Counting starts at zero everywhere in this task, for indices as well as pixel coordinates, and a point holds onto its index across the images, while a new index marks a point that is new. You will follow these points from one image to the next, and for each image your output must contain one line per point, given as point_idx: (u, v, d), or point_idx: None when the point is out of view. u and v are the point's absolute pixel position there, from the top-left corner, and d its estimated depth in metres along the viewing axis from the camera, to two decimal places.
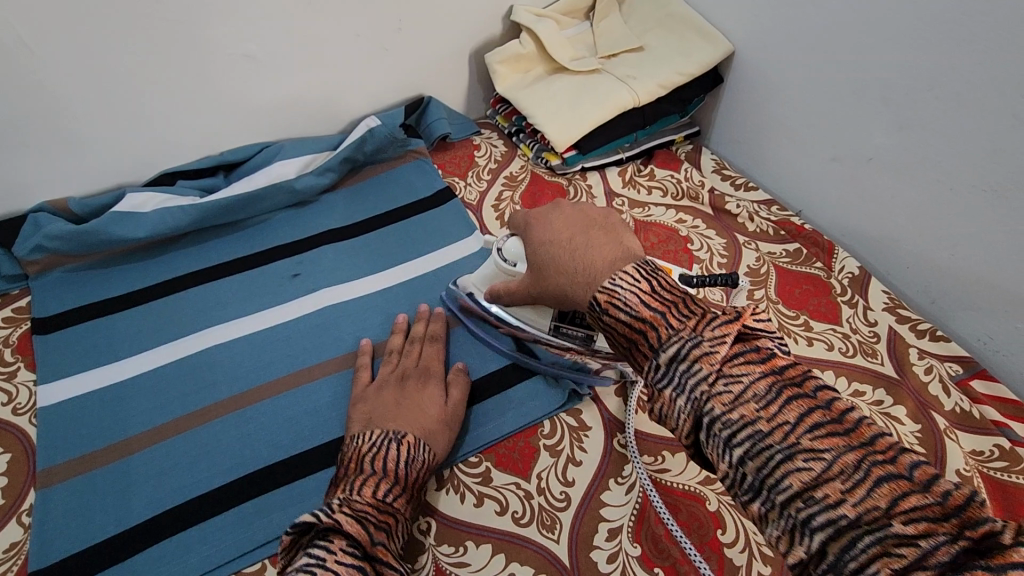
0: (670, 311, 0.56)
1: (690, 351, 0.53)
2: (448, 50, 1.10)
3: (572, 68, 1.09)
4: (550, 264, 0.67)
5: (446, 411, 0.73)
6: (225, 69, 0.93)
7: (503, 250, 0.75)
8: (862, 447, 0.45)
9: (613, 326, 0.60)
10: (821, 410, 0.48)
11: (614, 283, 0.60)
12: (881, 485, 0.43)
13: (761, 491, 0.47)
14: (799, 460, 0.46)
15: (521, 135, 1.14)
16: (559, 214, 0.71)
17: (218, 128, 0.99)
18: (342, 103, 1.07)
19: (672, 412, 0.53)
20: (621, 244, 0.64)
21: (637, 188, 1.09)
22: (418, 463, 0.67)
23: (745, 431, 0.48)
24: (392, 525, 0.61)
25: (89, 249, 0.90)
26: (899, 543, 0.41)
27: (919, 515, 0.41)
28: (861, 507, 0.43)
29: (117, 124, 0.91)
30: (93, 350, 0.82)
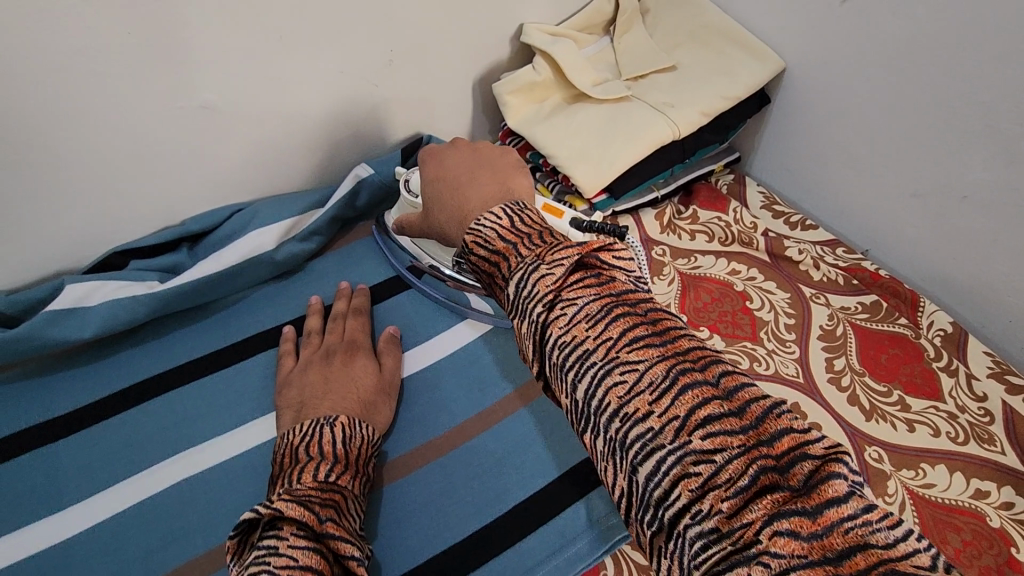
0: (520, 245, 0.53)
1: (529, 278, 0.49)
2: (448, 79, 0.93)
3: (595, 95, 0.92)
4: (438, 202, 0.70)
5: (380, 379, 0.72)
6: (181, 124, 0.76)
7: (409, 183, 0.80)
8: (675, 359, 0.43)
9: (477, 266, 0.57)
10: (645, 324, 0.45)
11: (479, 223, 0.57)
12: (622, 327, 0.45)
13: (589, 415, 0.45)
14: (617, 375, 0.44)
15: (537, 173, 0.98)
16: (454, 154, 0.74)
17: (179, 192, 0.82)
18: (327, 150, 0.90)
19: (519, 343, 0.50)
20: (504, 187, 0.66)
21: (677, 234, 0.93)
22: (359, 437, 0.64)
23: (576, 352, 0.46)
24: (343, 503, 0.58)
25: (18, 358, 0.72)
26: (698, 462, 0.39)
27: (785, 508, 0.36)
28: (677, 433, 0.40)
29: (47, 199, 0.74)
30: (31, 497, 0.65)
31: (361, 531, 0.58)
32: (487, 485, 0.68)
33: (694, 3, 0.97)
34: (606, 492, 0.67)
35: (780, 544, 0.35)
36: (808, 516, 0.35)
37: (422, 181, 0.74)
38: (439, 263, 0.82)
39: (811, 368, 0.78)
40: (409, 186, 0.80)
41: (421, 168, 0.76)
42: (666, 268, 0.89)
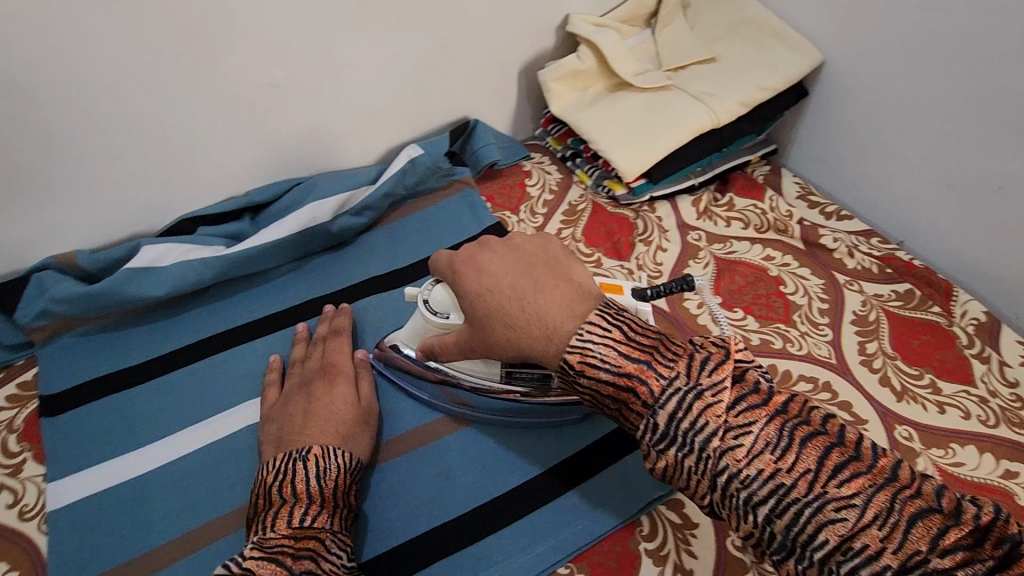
0: (656, 358, 0.50)
1: (691, 407, 0.47)
2: (496, 67, 0.98)
3: (637, 84, 0.95)
4: (497, 320, 0.57)
5: (358, 405, 0.71)
6: (249, 100, 0.82)
7: (430, 301, 0.66)
8: (874, 478, 0.43)
9: (594, 387, 0.52)
10: (829, 442, 0.45)
11: (583, 337, 0.52)
12: (812, 451, 0.45)
13: (795, 549, 0.44)
14: (830, 512, 0.43)
15: (577, 159, 1.02)
16: (493, 254, 0.61)
17: (243, 165, 0.87)
18: (379, 131, 0.95)
19: (680, 475, 0.48)
20: (573, 285, 0.57)
21: (713, 220, 0.96)
22: (337, 468, 0.62)
23: (769, 487, 0.44)
24: (320, 544, 0.55)
25: (99, 311, 0.78)
26: (838, 509, 0.43)
27: (953, 544, 0.40)
28: (809, 485, 0.44)
29: (127, 166, 0.80)
30: (109, 436, 0.71)
31: (350, 564, 0.57)
32: (529, 447, 0.73)
33: None
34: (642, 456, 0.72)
35: None
36: None
37: (462, 298, 0.60)
38: (483, 381, 0.70)
39: (843, 350, 0.81)
40: (432, 306, 0.66)
41: (451, 281, 0.62)
42: (702, 252, 0.92)
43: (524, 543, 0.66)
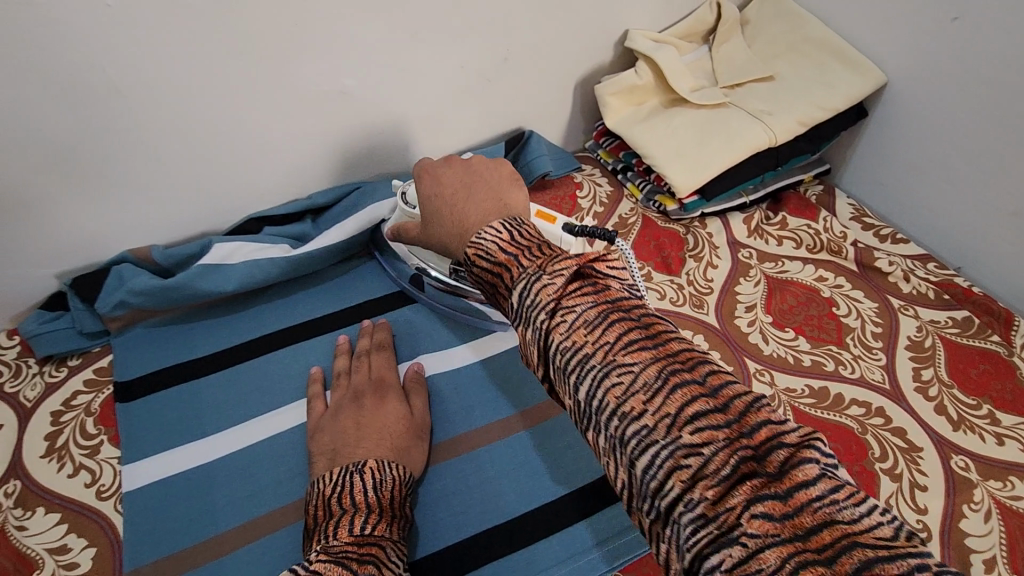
0: (521, 255, 0.53)
1: (533, 288, 0.49)
2: (553, 79, 0.99)
3: (694, 101, 0.96)
4: (434, 216, 0.68)
5: (409, 420, 0.73)
6: (320, 106, 0.85)
7: (406, 194, 0.82)
8: (736, 439, 0.39)
9: (480, 277, 0.56)
10: (706, 398, 0.41)
11: (480, 237, 0.56)
12: (681, 398, 0.41)
13: (649, 497, 0.41)
14: (681, 458, 0.40)
15: (629, 172, 1.03)
16: (448, 169, 0.70)
17: (309, 168, 0.91)
18: (437, 139, 0.97)
19: (525, 346, 0.50)
20: (502, 204, 0.64)
21: (765, 238, 0.96)
22: (392, 479, 0.63)
23: (632, 425, 0.42)
24: (383, 551, 0.54)
25: (172, 304, 0.82)
26: (687, 455, 0.40)
27: (761, 493, 0.37)
28: (669, 429, 0.41)
29: (205, 166, 0.84)
30: (179, 423, 0.75)
31: None
32: (578, 456, 0.75)
33: (796, 16, 1.00)
34: None
35: None
36: (823, 563, 0.33)
37: (422, 203, 0.70)
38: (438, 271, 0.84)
39: (898, 375, 0.80)
40: (407, 198, 0.82)
41: (414, 183, 0.72)
42: (753, 270, 0.92)
43: (574, 551, 0.67)
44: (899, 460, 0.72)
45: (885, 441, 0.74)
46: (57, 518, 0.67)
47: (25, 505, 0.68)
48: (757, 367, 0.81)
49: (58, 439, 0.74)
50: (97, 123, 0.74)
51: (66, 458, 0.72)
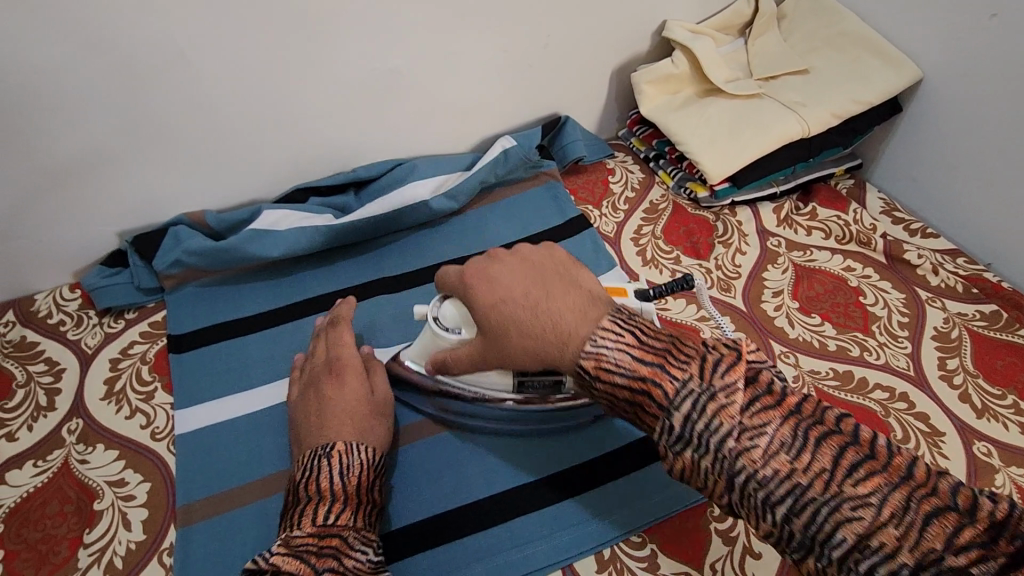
0: (667, 360, 0.53)
1: (703, 409, 0.50)
2: (591, 67, 1.02)
3: (728, 91, 0.98)
4: (511, 333, 0.59)
5: (372, 399, 0.70)
6: (369, 83, 0.89)
7: (441, 317, 0.66)
8: (837, 442, 0.48)
9: (610, 391, 0.55)
10: (830, 435, 0.48)
11: (596, 344, 0.55)
12: (824, 450, 0.48)
13: (814, 547, 0.46)
14: (846, 510, 0.45)
15: (661, 160, 1.06)
16: (505, 268, 0.62)
17: (354, 144, 0.95)
18: (477, 121, 1.01)
19: (696, 476, 0.51)
20: (583, 291, 0.59)
21: (793, 228, 0.97)
22: (360, 464, 0.63)
23: (786, 486, 0.47)
24: (343, 542, 0.57)
25: (223, 265, 0.87)
26: (855, 508, 0.45)
27: (969, 542, 0.42)
28: (825, 485, 0.46)
29: (260, 137, 0.88)
30: (227, 375, 0.79)
31: (373, 561, 0.58)
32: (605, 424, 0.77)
33: (833, 10, 1.02)
34: None
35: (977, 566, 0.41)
36: (978, 532, 0.42)
37: (474, 312, 0.61)
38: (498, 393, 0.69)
39: (923, 363, 0.81)
40: (443, 323, 0.66)
41: (460, 292, 0.63)
42: (781, 257, 0.94)
43: (599, 511, 0.69)
44: (921, 443, 0.73)
45: (908, 424, 0.75)
46: (115, 455, 0.72)
47: (87, 441, 0.73)
48: (782, 349, 0.83)
49: (116, 383, 0.79)
50: (165, 91, 0.79)
51: (123, 401, 0.77)
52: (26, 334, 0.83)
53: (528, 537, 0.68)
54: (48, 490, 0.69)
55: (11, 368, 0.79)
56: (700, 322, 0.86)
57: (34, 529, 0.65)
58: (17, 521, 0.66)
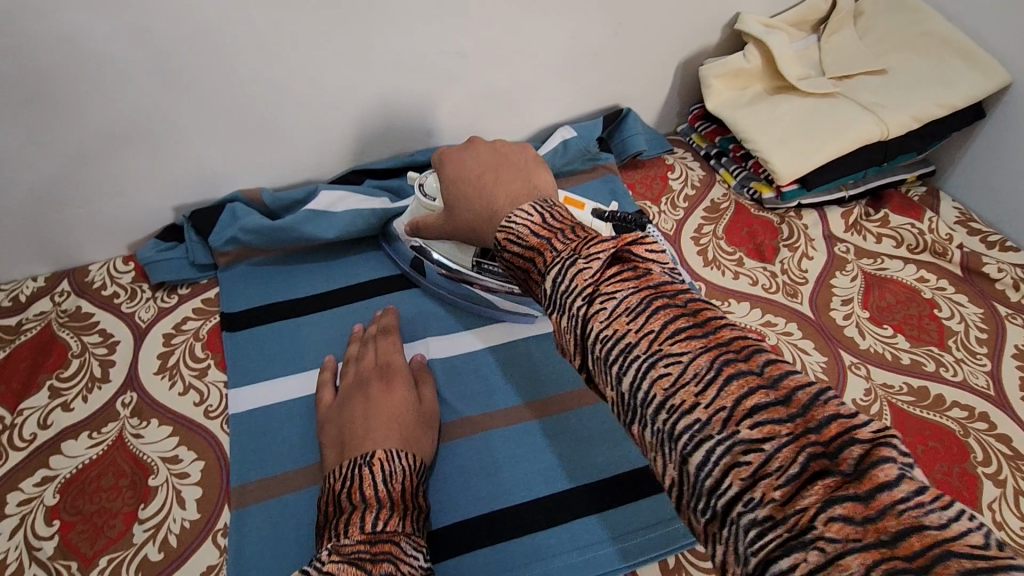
0: (554, 239, 0.47)
1: (567, 273, 0.43)
2: (657, 59, 0.99)
3: (802, 89, 0.94)
4: (463, 206, 0.64)
5: (418, 410, 0.69)
6: (433, 65, 0.86)
7: (424, 186, 0.77)
8: (720, 348, 0.37)
9: (511, 266, 0.50)
10: (686, 314, 0.39)
11: (509, 220, 0.51)
12: (663, 315, 0.39)
13: (636, 409, 0.38)
14: (660, 367, 0.37)
15: (723, 158, 1.02)
16: (472, 150, 0.66)
17: (412, 127, 0.93)
18: (536, 109, 0.98)
19: (558, 335, 0.43)
20: (529, 182, 0.60)
21: (863, 234, 0.93)
22: (403, 471, 0.61)
23: (617, 347, 0.39)
24: (397, 548, 0.53)
25: (277, 244, 0.86)
26: (666, 364, 0.37)
27: (837, 488, 0.31)
28: (649, 343, 0.38)
29: (320, 115, 0.87)
30: (280, 356, 0.78)
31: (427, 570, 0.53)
32: None
33: (917, 8, 0.97)
34: None
35: (834, 529, 0.30)
36: (883, 541, 0.29)
37: (442, 186, 0.66)
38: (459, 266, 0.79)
39: (1003, 381, 0.77)
40: (426, 190, 0.77)
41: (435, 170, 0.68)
42: (850, 265, 0.90)
43: (665, 516, 0.66)
44: (1004, 466, 0.70)
45: (988, 446, 0.71)
46: (169, 431, 0.71)
47: (141, 416, 0.72)
48: (853, 360, 0.79)
49: (169, 358, 0.78)
50: (231, 63, 0.77)
51: (177, 377, 0.76)
52: (80, 304, 0.83)
53: (590, 540, 0.65)
54: (103, 463, 0.68)
55: (67, 338, 0.79)
56: (765, 327, 0.82)
57: (90, 501, 0.65)
58: (72, 493, 0.65)
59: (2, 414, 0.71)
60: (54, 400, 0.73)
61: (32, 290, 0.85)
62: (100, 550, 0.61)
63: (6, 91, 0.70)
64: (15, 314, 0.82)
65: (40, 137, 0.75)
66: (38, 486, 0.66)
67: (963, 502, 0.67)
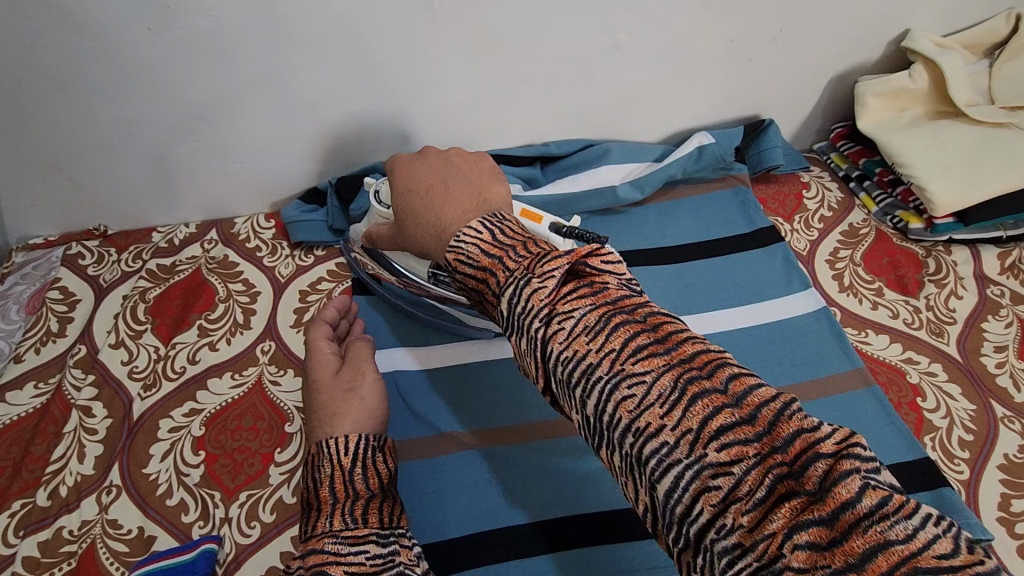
0: (508, 255, 0.47)
1: (521, 293, 0.43)
2: (811, 70, 0.95)
3: (972, 116, 0.88)
4: (414, 221, 0.61)
5: (337, 376, 0.66)
6: (587, 59, 0.87)
7: (379, 193, 0.72)
8: (766, 454, 0.34)
9: (464, 284, 0.50)
10: (727, 408, 0.36)
11: (456, 239, 0.50)
12: (700, 411, 0.36)
13: (659, 502, 0.36)
14: (706, 479, 0.35)
15: (866, 182, 0.97)
16: (420, 162, 0.66)
17: (551, 117, 0.94)
18: (676, 111, 0.97)
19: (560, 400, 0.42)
20: (479, 198, 0.58)
21: (1021, 279, 0.86)
22: (329, 463, 0.56)
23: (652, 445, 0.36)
24: (321, 552, 0.48)
25: None
26: (631, 386, 0.38)
27: (809, 521, 0.32)
28: (692, 448, 0.35)
29: (468, 97, 0.88)
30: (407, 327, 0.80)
31: (364, 558, 0.47)
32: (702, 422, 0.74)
33: None
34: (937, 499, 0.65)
35: None
36: None
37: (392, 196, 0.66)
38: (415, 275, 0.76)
39: None
40: (377, 198, 0.72)
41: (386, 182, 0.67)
42: (1004, 310, 0.83)
43: None
44: None
45: None
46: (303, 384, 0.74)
47: (279, 365, 0.75)
48: (1006, 412, 0.73)
49: (305, 314, 0.81)
50: (401, 40, 0.79)
51: None
52: (226, 252, 0.88)
53: None
54: (243, 404, 0.72)
55: (214, 283, 0.84)
56: (905, 364, 0.77)
57: (231, 439, 0.68)
58: (216, 428, 0.69)
59: (156, 344, 0.76)
60: (202, 339, 0.77)
61: (184, 235, 0.91)
62: (240, 485, 0.65)
63: (203, 47, 0.75)
64: (169, 255, 0.87)
65: (221, 93, 0.80)
66: (187, 416, 0.70)
67: None
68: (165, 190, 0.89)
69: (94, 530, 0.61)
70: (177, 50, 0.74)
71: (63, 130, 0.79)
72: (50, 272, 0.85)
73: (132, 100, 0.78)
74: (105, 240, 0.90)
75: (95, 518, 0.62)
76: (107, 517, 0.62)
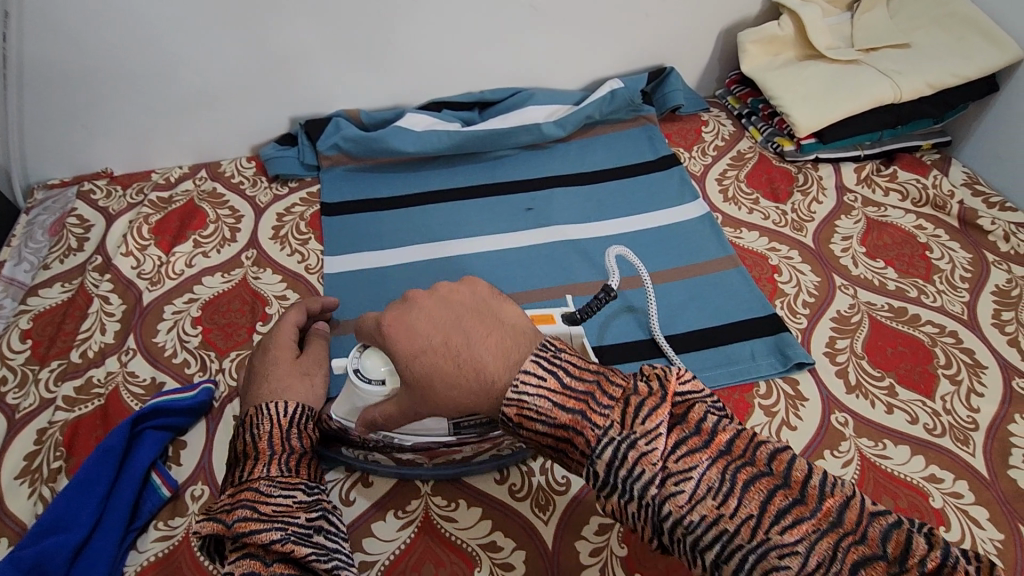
0: (590, 406, 0.47)
1: (628, 456, 0.45)
2: (703, 24, 1.13)
3: (829, 55, 1.07)
4: (437, 377, 0.53)
5: (297, 364, 0.71)
6: (510, 17, 1.04)
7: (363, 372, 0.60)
8: (825, 525, 0.42)
9: (535, 437, 0.50)
10: (773, 484, 0.44)
11: (518, 389, 0.49)
12: (755, 494, 0.43)
13: None
14: (773, 558, 0.41)
15: (753, 117, 1.15)
16: (422, 312, 0.55)
17: (486, 69, 1.12)
18: (593, 62, 1.15)
19: (627, 519, 0.46)
20: (505, 328, 0.53)
21: (872, 187, 1.05)
22: (269, 420, 0.62)
23: (712, 533, 0.43)
24: (256, 492, 0.56)
25: (368, 154, 1.06)
26: (782, 557, 0.41)
27: None
28: (752, 532, 0.42)
29: (413, 52, 1.06)
30: (364, 237, 0.97)
31: (297, 500, 0.57)
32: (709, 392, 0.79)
33: None
34: (774, 339, 0.84)
35: None
36: None
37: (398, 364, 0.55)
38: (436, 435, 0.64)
39: (980, 312, 0.88)
40: (363, 375, 0.60)
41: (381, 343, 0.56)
42: (856, 211, 1.02)
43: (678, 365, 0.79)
44: (962, 370, 0.81)
45: (952, 355, 0.83)
46: (281, 279, 0.91)
47: (260, 265, 0.93)
48: (844, 282, 0.92)
49: (281, 229, 0.99)
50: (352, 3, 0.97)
51: (287, 243, 0.97)
52: (215, 186, 1.05)
53: None
54: (232, 293, 0.89)
55: (206, 209, 1.01)
56: (769, 251, 0.96)
57: (222, 317, 0.86)
58: (211, 310, 0.87)
59: (159, 254, 0.93)
60: (197, 249, 0.95)
61: (178, 174, 1.08)
62: (231, 347, 0.82)
63: (190, 10, 0.92)
64: (167, 190, 1.04)
65: (206, 50, 0.97)
66: (185, 303, 0.87)
67: (918, 391, 0.79)
68: (160, 136, 1.05)
69: (116, 378, 0.78)
70: (171, 13, 0.92)
71: (78, 84, 0.96)
72: (68, 205, 1.02)
73: (132, 58, 0.95)
74: (111, 180, 1.06)
75: (116, 370, 0.79)
76: (126, 370, 0.79)
